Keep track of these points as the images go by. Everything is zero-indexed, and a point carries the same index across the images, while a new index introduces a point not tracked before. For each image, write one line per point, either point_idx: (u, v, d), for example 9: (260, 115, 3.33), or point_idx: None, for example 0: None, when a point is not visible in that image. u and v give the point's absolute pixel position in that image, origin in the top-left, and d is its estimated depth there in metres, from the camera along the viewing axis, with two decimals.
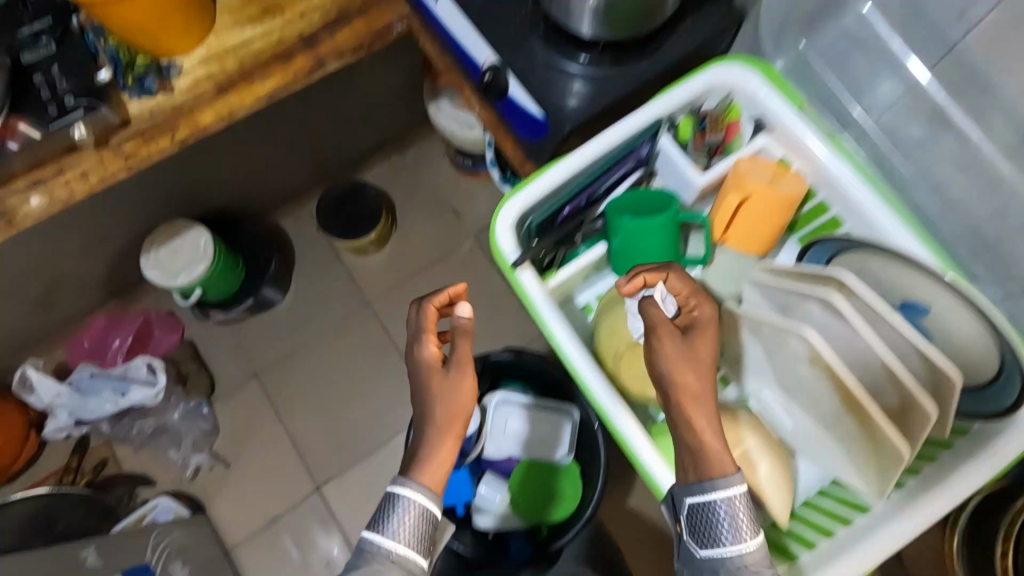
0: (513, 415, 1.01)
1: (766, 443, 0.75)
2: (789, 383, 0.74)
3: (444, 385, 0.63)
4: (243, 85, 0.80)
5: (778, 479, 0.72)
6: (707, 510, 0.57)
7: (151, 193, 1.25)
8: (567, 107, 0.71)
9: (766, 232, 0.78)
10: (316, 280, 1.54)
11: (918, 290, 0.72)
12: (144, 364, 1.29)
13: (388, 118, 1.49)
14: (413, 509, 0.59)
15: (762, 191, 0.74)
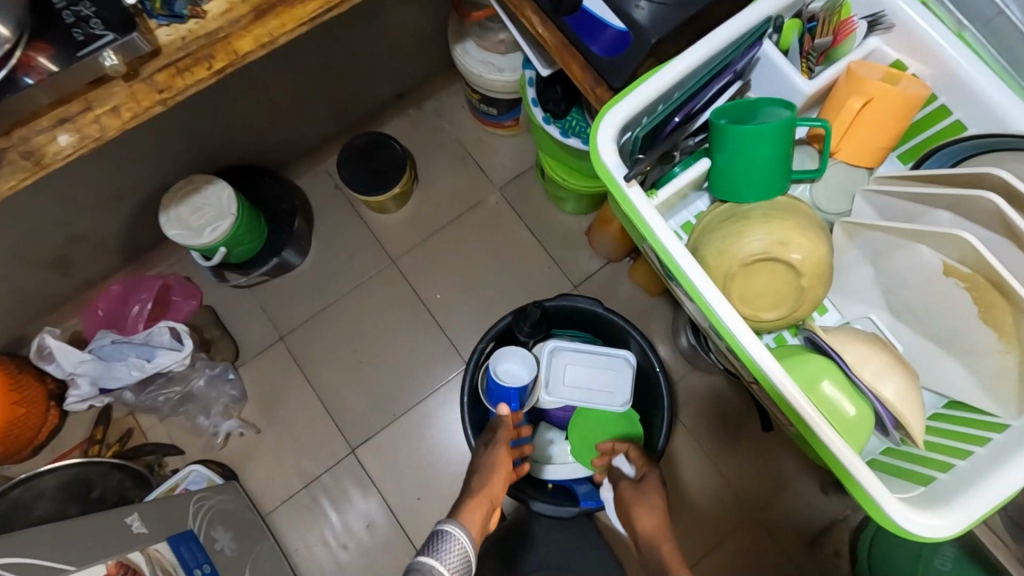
0: (569, 366, 0.98)
1: (894, 356, 0.64)
2: (906, 300, 0.69)
3: (487, 457, 0.79)
4: (284, 9, 0.72)
5: (911, 395, 0.62)
6: None
7: (166, 147, 1.18)
8: (642, 19, 0.66)
9: (885, 144, 0.68)
10: (338, 240, 1.48)
11: None
12: (167, 329, 1.23)
13: (407, 65, 1.41)
14: (457, 549, 0.57)
15: (887, 92, 0.64)
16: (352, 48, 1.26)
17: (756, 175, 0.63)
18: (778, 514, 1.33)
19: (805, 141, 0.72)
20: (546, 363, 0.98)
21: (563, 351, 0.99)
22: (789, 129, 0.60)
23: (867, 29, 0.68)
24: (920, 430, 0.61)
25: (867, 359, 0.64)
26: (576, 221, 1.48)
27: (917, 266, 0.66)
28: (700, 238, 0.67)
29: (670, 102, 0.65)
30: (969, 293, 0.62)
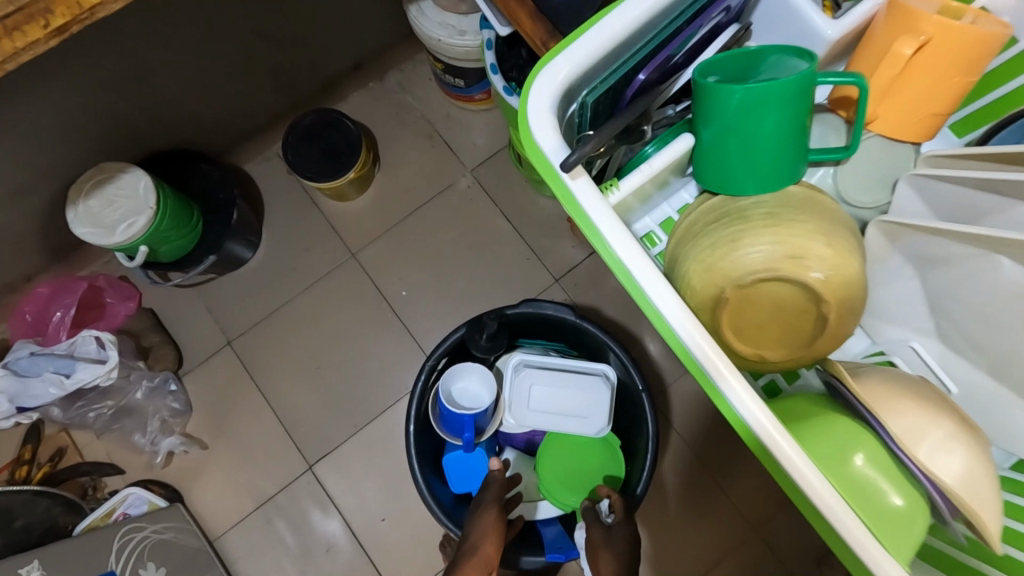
0: (539, 383, 0.85)
1: (956, 427, 0.53)
2: (971, 323, 0.60)
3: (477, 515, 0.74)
4: None
5: (973, 473, 0.52)
6: None
7: (75, 131, 1.02)
8: None
9: (929, 108, 0.56)
10: (291, 231, 1.33)
11: None
12: (92, 338, 1.09)
13: (361, 31, 1.24)
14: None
15: (943, 30, 0.50)
16: (290, 10, 1.08)
17: (763, 154, 0.49)
18: (782, 532, 1.20)
19: (825, 109, 0.60)
20: (510, 382, 0.86)
21: (530, 367, 0.86)
22: (807, 85, 0.45)
23: None
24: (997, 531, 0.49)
25: (920, 424, 0.54)
26: (556, 205, 1.31)
27: (979, 287, 0.58)
28: (681, 243, 0.55)
29: (638, 51, 0.50)
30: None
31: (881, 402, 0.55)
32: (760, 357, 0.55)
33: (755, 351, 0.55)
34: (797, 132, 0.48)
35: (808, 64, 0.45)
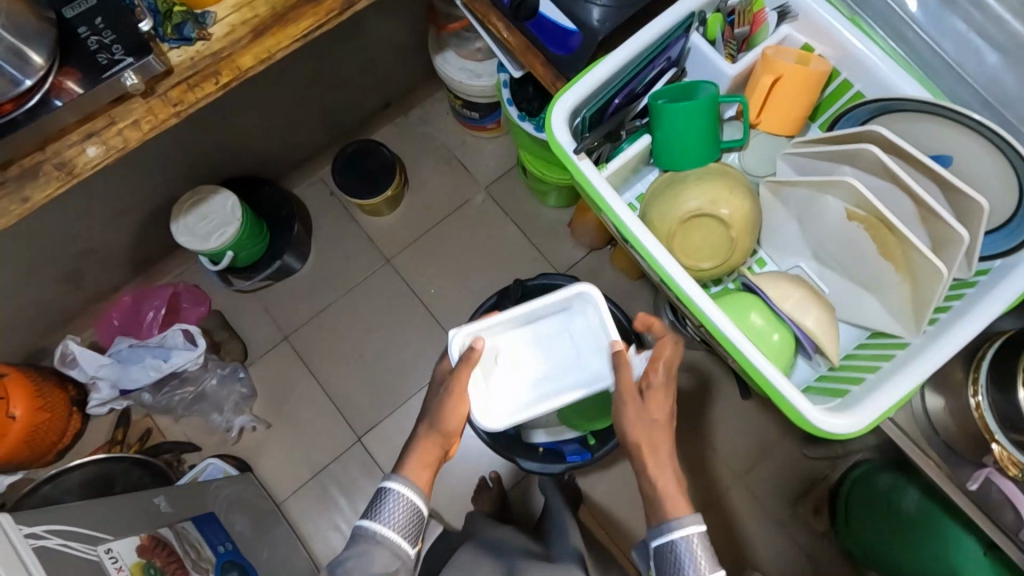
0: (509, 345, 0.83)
1: (809, 291, 0.67)
2: (825, 250, 0.69)
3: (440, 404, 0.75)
4: (278, 29, 0.82)
5: (827, 325, 0.66)
6: (671, 548, 0.64)
7: (174, 162, 1.27)
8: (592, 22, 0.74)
9: (796, 112, 0.68)
10: (334, 243, 1.57)
11: (945, 142, 0.65)
12: (181, 331, 1.31)
13: (392, 76, 1.51)
14: (401, 499, 0.67)
15: (795, 69, 0.64)
16: (340, 63, 1.35)
17: (693, 149, 0.67)
18: (762, 477, 1.38)
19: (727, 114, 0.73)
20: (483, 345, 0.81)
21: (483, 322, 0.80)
22: (713, 105, 0.64)
23: (778, 18, 0.68)
24: (835, 355, 0.65)
25: (785, 291, 0.67)
26: (557, 214, 1.57)
27: (822, 216, 0.67)
28: (647, 203, 0.71)
29: (612, 87, 0.65)
30: (868, 234, 0.64)
31: (764, 278, 0.69)
32: (697, 264, 0.69)
33: (692, 265, 0.69)
34: (712, 134, 0.67)
35: (709, 92, 0.64)
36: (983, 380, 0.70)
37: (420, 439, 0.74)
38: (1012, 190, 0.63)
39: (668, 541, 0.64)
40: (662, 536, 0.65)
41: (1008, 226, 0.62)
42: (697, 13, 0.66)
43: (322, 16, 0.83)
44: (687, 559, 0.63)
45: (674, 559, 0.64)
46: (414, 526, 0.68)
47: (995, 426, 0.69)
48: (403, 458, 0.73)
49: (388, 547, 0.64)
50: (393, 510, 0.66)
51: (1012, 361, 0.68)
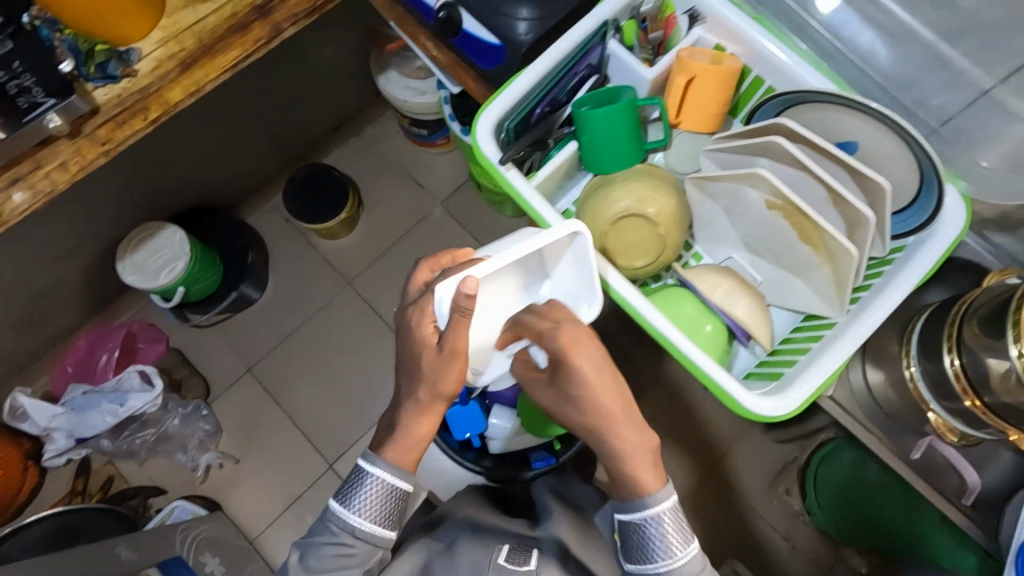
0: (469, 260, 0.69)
1: (739, 281, 0.69)
2: (754, 240, 0.71)
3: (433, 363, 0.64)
4: (207, 59, 0.82)
5: (757, 311, 0.68)
6: (639, 526, 0.62)
7: (119, 200, 1.25)
8: (519, 37, 0.74)
9: (711, 112, 0.69)
10: (293, 269, 1.54)
11: (849, 128, 0.66)
12: (137, 372, 1.28)
13: (340, 98, 1.50)
14: (379, 484, 0.67)
15: (706, 69, 0.65)
16: (284, 89, 1.34)
17: (617, 150, 0.69)
18: (736, 466, 1.39)
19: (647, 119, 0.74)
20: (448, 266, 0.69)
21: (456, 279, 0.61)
22: (634, 108, 0.66)
23: (690, 21, 0.69)
24: (767, 339, 0.67)
25: (714, 282, 0.69)
26: (515, 223, 1.57)
27: (745, 209, 0.69)
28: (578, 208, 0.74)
29: (532, 98, 0.66)
30: (788, 223, 0.66)
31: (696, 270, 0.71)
32: (629, 262, 0.71)
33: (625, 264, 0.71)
34: (634, 137, 0.68)
35: (630, 94, 0.66)
36: (915, 350, 0.73)
37: (415, 413, 0.68)
38: (913, 173, 0.64)
39: (638, 518, 0.61)
40: (631, 513, 0.62)
41: (918, 200, 0.64)
42: (612, 22, 0.67)
43: (251, 44, 0.83)
44: (655, 537, 0.61)
45: (641, 535, 0.62)
46: (393, 506, 0.68)
47: (930, 395, 0.72)
48: (393, 433, 0.68)
49: (368, 536, 0.67)
50: (368, 501, 0.66)
51: (937, 330, 0.71)
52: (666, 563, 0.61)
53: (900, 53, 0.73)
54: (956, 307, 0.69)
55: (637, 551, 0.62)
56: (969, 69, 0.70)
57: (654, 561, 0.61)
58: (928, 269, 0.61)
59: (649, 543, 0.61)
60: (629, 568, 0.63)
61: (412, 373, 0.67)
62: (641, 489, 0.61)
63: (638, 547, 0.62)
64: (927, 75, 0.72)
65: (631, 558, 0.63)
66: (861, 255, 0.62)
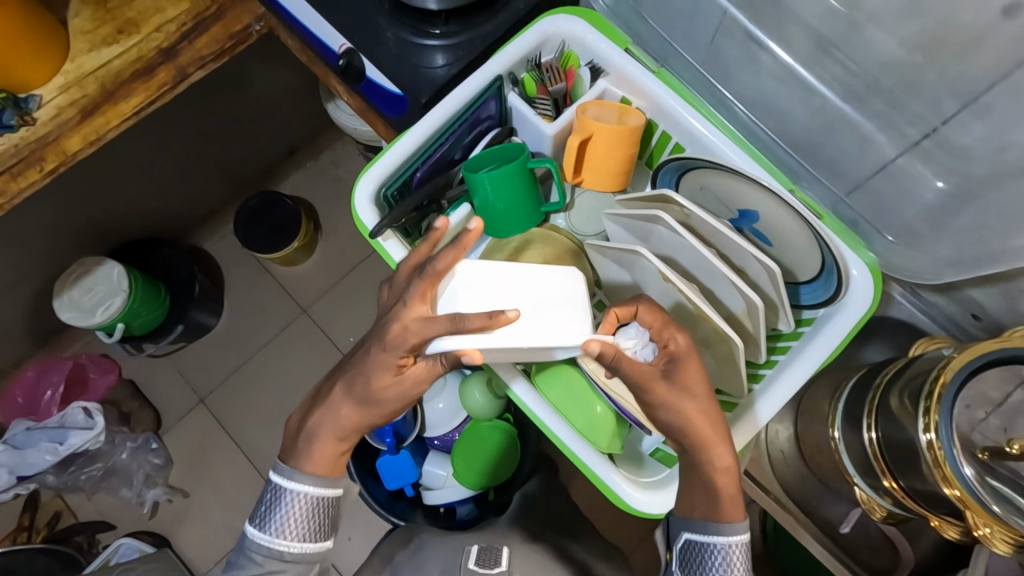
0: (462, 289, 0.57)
1: None
2: None
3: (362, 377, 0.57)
4: (109, 106, 0.79)
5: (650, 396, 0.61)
6: (704, 550, 0.53)
7: (60, 234, 1.23)
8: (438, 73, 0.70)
9: (613, 171, 0.65)
10: (247, 297, 1.51)
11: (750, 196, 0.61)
12: (81, 409, 1.26)
13: (293, 124, 1.47)
14: (301, 498, 0.57)
15: (603, 129, 0.61)
16: (230, 118, 1.31)
17: (511, 213, 0.65)
18: None
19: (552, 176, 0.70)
20: (417, 272, 0.55)
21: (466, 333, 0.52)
22: (524, 170, 0.62)
23: (595, 73, 0.66)
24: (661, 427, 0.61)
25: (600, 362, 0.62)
26: None
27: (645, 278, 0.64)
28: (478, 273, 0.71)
29: (416, 157, 0.63)
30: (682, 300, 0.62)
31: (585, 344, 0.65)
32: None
33: None
34: (530, 200, 0.64)
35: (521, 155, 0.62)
36: (839, 420, 0.68)
37: (330, 421, 0.58)
38: (816, 253, 0.59)
39: (706, 542, 0.53)
40: (700, 535, 0.53)
41: (821, 276, 0.59)
42: (507, 75, 0.64)
43: (154, 90, 0.80)
44: (718, 567, 0.53)
45: (701, 559, 0.53)
46: (323, 516, 0.59)
47: (853, 469, 0.67)
48: (309, 445, 0.58)
49: (301, 557, 0.57)
50: (290, 518, 0.57)
51: (859, 401, 0.67)
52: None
53: (802, 110, 0.62)
54: (880, 376, 0.65)
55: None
56: (874, 133, 0.59)
57: None
58: (830, 350, 0.57)
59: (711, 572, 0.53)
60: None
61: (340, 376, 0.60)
62: (724, 517, 0.53)
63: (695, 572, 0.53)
64: (831, 135, 0.61)
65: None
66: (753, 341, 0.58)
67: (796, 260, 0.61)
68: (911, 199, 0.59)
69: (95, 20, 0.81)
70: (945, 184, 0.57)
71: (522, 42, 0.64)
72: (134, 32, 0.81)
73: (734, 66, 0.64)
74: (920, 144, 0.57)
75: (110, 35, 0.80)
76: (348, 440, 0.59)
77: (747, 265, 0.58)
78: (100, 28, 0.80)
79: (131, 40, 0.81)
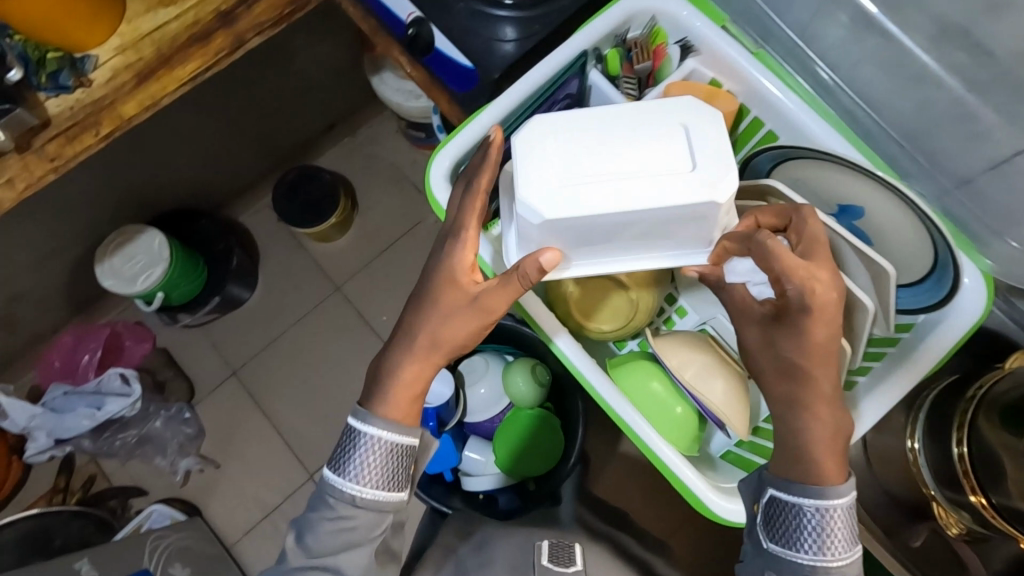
0: (552, 184, 0.51)
1: (715, 357, 0.63)
2: None
3: (448, 307, 0.58)
4: (165, 71, 0.77)
5: (732, 393, 0.61)
6: (793, 511, 0.51)
7: (100, 200, 1.22)
8: (501, 52, 0.67)
9: None
10: (282, 272, 1.50)
11: (851, 191, 0.60)
12: (117, 375, 1.26)
13: (333, 97, 1.43)
14: (377, 444, 0.56)
15: None
16: (271, 90, 1.29)
17: None
18: None
19: None
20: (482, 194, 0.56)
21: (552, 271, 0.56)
22: None
23: (683, 51, 0.63)
24: (744, 430, 0.60)
25: (684, 360, 0.63)
26: None
27: None
28: None
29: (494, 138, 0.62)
30: None
31: (668, 344, 0.64)
32: (593, 325, 0.66)
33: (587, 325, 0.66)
34: None
35: None
36: (919, 431, 0.67)
37: (407, 358, 0.58)
38: (926, 251, 0.58)
39: (798, 501, 0.51)
40: (791, 495, 0.51)
41: (933, 275, 0.57)
42: (592, 51, 0.62)
43: (211, 56, 0.78)
44: (811, 528, 0.50)
45: (791, 519, 0.51)
46: (398, 466, 0.57)
47: (932, 481, 0.66)
48: (382, 389, 0.58)
49: (372, 504, 0.56)
50: (366, 462, 0.56)
51: (946, 415, 0.65)
52: (813, 560, 0.50)
53: (907, 99, 0.59)
54: (971, 389, 0.62)
55: (782, 533, 0.51)
56: (995, 125, 0.54)
57: (798, 550, 0.50)
58: (937, 359, 0.55)
59: (801, 530, 0.51)
60: (766, 545, 0.52)
61: (415, 314, 0.59)
62: (816, 481, 0.51)
63: (785, 532, 0.51)
64: (936, 127, 0.58)
65: (773, 536, 0.52)
66: (853, 352, 0.56)
67: (900, 259, 0.60)
68: None
69: None
70: None
71: (610, 17, 0.62)
72: None
73: (830, 51, 0.62)
74: None
75: None
76: (423, 389, 0.59)
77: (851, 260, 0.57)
78: None
79: (188, 3, 0.78)
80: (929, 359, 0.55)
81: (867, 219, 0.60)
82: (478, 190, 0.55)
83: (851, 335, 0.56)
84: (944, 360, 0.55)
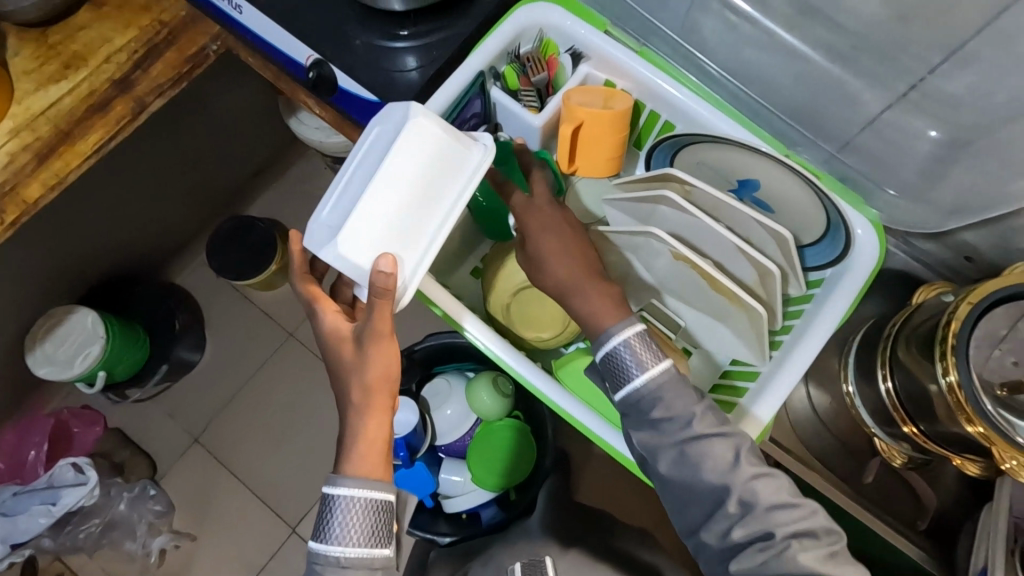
0: (326, 236, 0.57)
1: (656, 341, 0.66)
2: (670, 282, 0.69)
3: (354, 361, 0.58)
4: (66, 147, 0.75)
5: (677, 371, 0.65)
6: (611, 357, 0.58)
7: (22, 287, 1.17)
8: (405, 80, 0.68)
9: (606, 156, 0.67)
10: (230, 327, 1.46)
11: (748, 168, 0.64)
12: (70, 465, 1.20)
13: (254, 143, 1.41)
14: (353, 503, 0.56)
15: (595, 117, 0.63)
16: (188, 146, 1.26)
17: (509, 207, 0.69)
18: None
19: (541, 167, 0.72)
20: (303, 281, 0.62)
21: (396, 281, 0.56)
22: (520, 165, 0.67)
23: (575, 59, 0.67)
24: None
25: None
26: None
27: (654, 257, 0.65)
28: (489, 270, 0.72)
29: None
30: (697, 273, 0.63)
31: None
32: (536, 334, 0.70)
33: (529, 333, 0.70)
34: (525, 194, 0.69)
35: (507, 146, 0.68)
36: (852, 375, 0.73)
37: (357, 416, 0.58)
38: (819, 215, 0.63)
39: (607, 348, 0.58)
40: (603, 348, 0.58)
41: (829, 232, 0.63)
42: (488, 71, 0.65)
43: (113, 124, 0.76)
44: (631, 362, 0.57)
45: (615, 364, 0.58)
46: (379, 523, 0.57)
47: (871, 421, 0.72)
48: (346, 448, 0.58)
49: (359, 562, 0.55)
50: (347, 522, 0.55)
51: (872, 353, 0.71)
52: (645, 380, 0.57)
53: (785, 75, 0.63)
54: (890, 326, 0.68)
55: (615, 380, 0.58)
56: (862, 89, 0.61)
57: (632, 381, 0.57)
58: (847, 306, 0.60)
59: (624, 368, 0.57)
60: (614, 398, 0.59)
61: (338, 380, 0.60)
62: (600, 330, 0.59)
63: (618, 378, 0.58)
64: (816, 96, 0.63)
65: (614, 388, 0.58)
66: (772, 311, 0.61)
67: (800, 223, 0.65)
68: (908, 155, 0.61)
69: (38, 58, 0.76)
70: (938, 134, 0.59)
71: (500, 35, 0.65)
72: (82, 66, 0.76)
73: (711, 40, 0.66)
74: (906, 96, 0.59)
75: (57, 72, 0.76)
76: (386, 440, 0.59)
77: (757, 232, 0.62)
78: (46, 65, 0.76)
79: (80, 74, 0.76)
80: (837, 311, 0.59)
81: (764, 190, 0.65)
82: (294, 273, 0.62)
83: (766, 297, 0.61)
84: (851, 308, 0.60)
